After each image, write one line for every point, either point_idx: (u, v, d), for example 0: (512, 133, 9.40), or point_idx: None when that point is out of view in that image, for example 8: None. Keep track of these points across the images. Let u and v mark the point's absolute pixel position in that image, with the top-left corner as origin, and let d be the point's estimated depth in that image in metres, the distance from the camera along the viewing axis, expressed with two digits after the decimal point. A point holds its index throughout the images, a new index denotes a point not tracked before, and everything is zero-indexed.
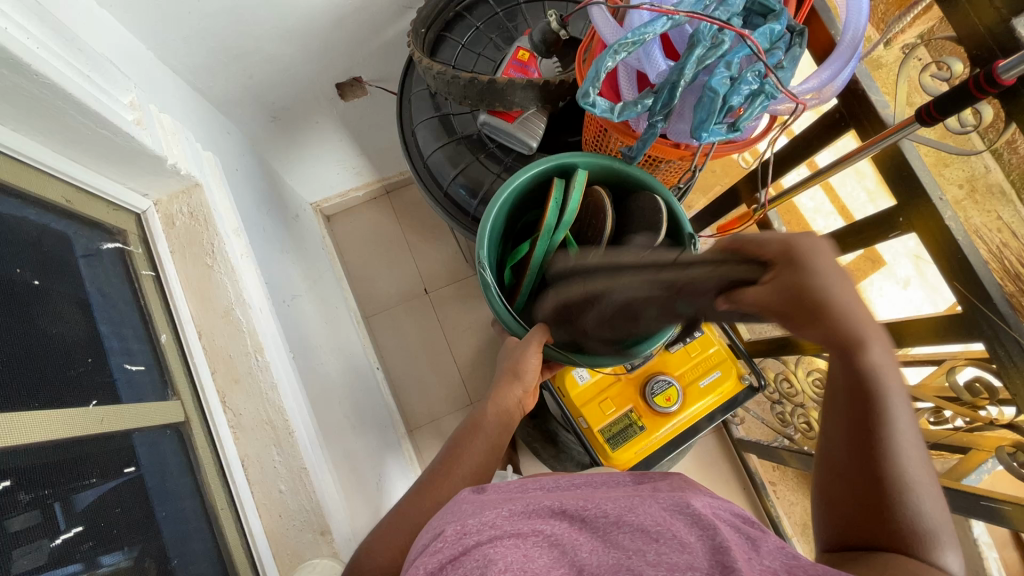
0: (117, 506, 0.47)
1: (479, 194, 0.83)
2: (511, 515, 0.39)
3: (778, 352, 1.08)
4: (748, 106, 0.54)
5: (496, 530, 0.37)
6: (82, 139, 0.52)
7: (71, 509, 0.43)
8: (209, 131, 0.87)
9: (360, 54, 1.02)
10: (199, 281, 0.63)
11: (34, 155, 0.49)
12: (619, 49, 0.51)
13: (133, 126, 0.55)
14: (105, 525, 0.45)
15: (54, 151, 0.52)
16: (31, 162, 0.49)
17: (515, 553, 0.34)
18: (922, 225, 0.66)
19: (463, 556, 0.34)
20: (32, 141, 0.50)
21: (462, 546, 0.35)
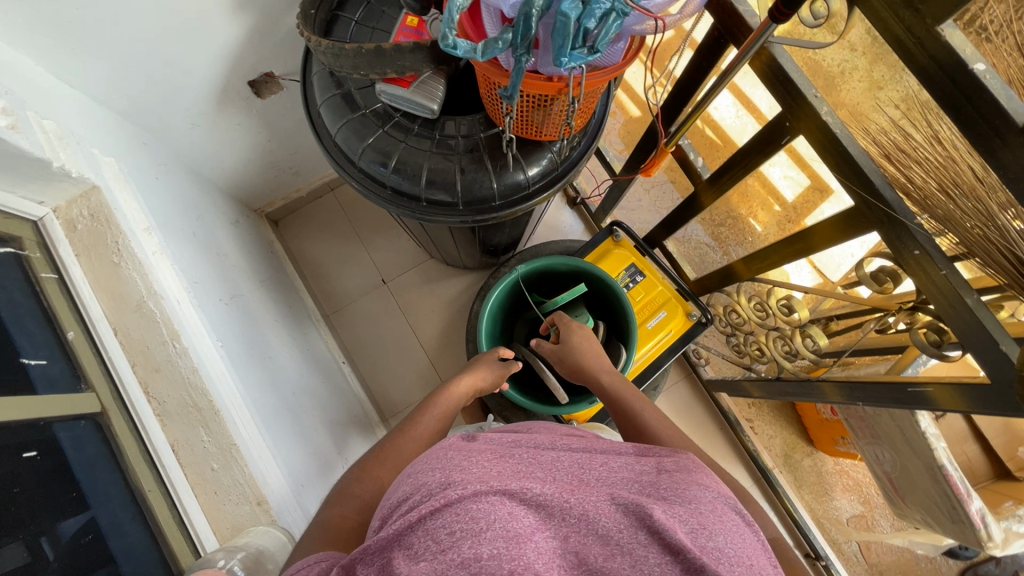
0: (15, 485, 0.47)
1: (391, 164, 0.84)
2: (480, 473, 0.44)
3: (724, 284, 1.11)
4: (603, 27, 0.55)
5: (485, 486, 0.42)
6: None
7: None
8: (114, 140, 0.87)
9: (266, 50, 1.02)
10: (107, 279, 0.64)
11: None
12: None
13: (7, 131, 0.56)
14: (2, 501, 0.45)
15: None
16: None
17: (498, 509, 0.39)
18: (805, 128, 0.67)
19: (446, 509, 0.39)
20: None
21: (444, 500, 0.40)
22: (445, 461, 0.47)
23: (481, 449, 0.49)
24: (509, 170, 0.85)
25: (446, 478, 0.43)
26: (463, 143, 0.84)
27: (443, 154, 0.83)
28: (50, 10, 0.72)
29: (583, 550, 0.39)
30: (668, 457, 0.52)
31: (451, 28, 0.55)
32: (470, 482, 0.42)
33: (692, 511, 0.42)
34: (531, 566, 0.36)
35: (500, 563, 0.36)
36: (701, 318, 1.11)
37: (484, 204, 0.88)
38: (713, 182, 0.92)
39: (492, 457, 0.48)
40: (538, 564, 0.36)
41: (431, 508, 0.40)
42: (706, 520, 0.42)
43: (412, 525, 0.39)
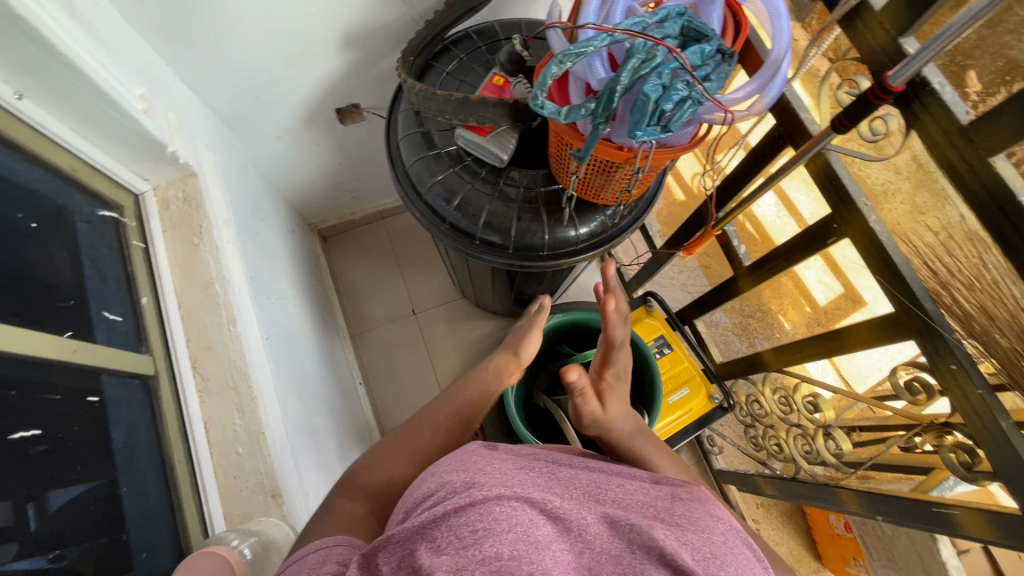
0: (75, 424, 0.50)
1: (455, 201, 0.90)
2: (506, 479, 0.46)
3: (748, 372, 1.11)
4: (678, 111, 0.62)
5: (506, 492, 0.43)
6: (97, 120, 0.59)
7: (28, 416, 0.45)
8: (211, 140, 0.96)
9: (360, 85, 1.12)
10: (184, 257, 0.69)
11: (53, 129, 0.57)
12: (564, 59, 0.60)
13: (142, 114, 0.63)
14: (60, 437, 0.48)
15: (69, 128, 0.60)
16: (48, 133, 0.57)
17: (519, 514, 0.41)
18: (852, 232, 0.71)
19: (469, 508, 0.41)
20: (51, 116, 0.57)
21: (469, 498, 0.42)
22: (468, 463, 0.49)
23: (503, 457, 0.51)
24: (562, 225, 0.90)
25: (470, 478, 0.45)
26: (523, 194, 0.89)
27: (502, 201, 0.89)
28: (193, 23, 0.83)
29: (597, 566, 0.40)
30: (681, 485, 0.52)
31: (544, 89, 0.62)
32: (495, 487, 0.44)
33: (704, 540, 0.43)
34: (547, 571, 0.37)
35: (519, 564, 0.37)
36: (723, 403, 1.10)
37: (531, 253, 0.92)
38: (754, 270, 0.95)
39: (515, 466, 0.49)
40: (554, 571, 0.38)
41: (455, 506, 0.41)
42: (717, 550, 0.43)
43: (436, 519, 0.41)
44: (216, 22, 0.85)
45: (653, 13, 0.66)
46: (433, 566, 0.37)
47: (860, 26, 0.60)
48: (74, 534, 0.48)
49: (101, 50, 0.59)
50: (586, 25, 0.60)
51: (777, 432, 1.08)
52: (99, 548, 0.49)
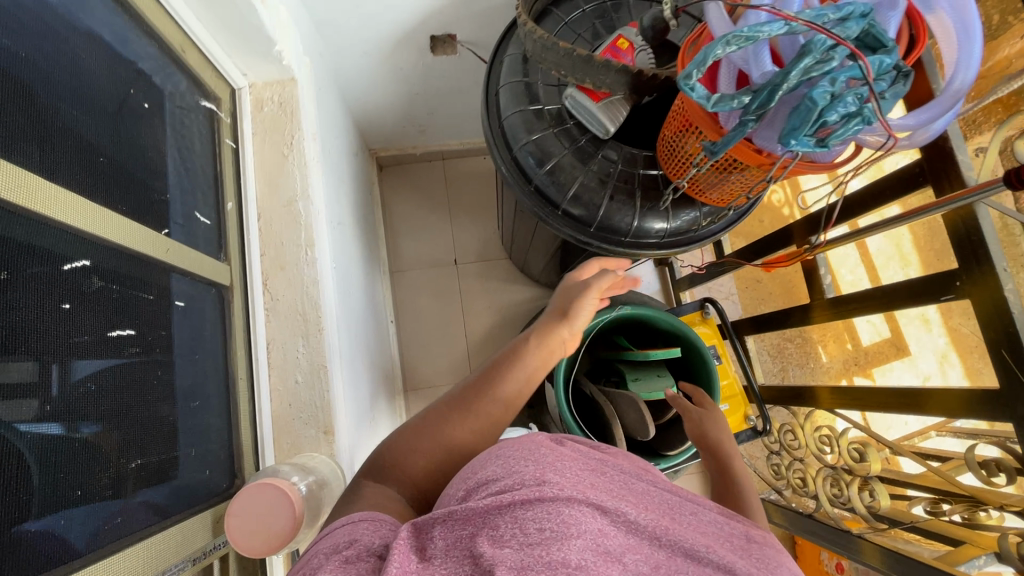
0: (162, 329, 0.48)
1: (547, 165, 0.84)
2: (574, 477, 0.44)
3: (789, 402, 1.08)
4: (841, 126, 0.55)
5: (576, 492, 0.41)
6: (214, 0, 0.54)
7: (123, 315, 0.43)
8: (305, 43, 0.90)
9: (463, 16, 1.05)
10: (271, 167, 0.65)
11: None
12: (732, 41, 0.53)
13: (259, 3, 0.58)
14: (148, 341, 0.46)
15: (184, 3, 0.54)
16: (162, 3, 0.52)
17: (590, 522, 0.39)
18: (975, 294, 0.65)
19: (539, 504, 0.39)
20: None
21: (538, 493, 0.40)
22: (536, 452, 0.47)
23: (571, 455, 0.49)
24: (652, 215, 0.84)
25: (540, 472, 0.43)
26: (620, 173, 0.84)
27: (597, 176, 0.84)
28: None
29: None
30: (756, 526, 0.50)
31: (696, 70, 0.55)
32: (564, 485, 0.42)
33: None
34: None
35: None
36: (756, 426, 1.09)
37: (612, 236, 0.87)
38: (836, 304, 0.90)
39: (584, 466, 0.47)
40: None
41: (525, 497, 0.39)
42: None
43: (503, 507, 0.39)
44: None
45: (835, 7, 0.58)
46: (494, 558, 0.35)
47: None
48: (158, 440, 0.46)
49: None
50: (765, 6, 0.53)
51: (805, 467, 1.06)
52: (172, 466, 0.48)
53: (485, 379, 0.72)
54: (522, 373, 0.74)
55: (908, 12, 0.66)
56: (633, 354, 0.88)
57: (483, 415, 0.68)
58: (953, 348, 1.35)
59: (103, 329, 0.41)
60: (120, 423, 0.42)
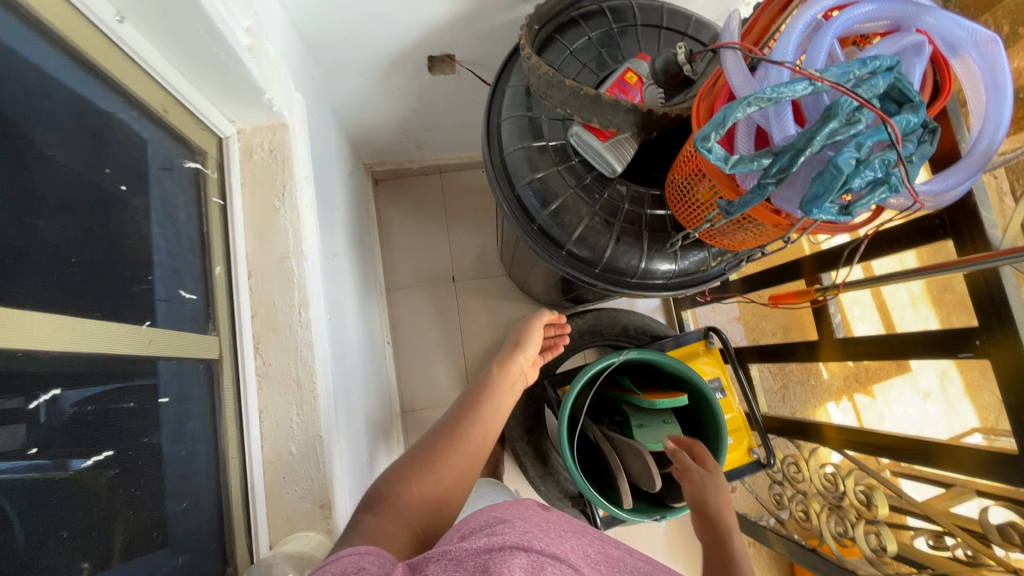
0: (143, 434, 0.45)
1: (551, 203, 0.81)
2: (555, 538, 0.46)
3: (793, 435, 1.07)
4: (867, 192, 0.52)
5: (556, 548, 0.43)
6: (197, 55, 0.50)
7: (96, 438, 0.40)
8: (296, 71, 0.86)
9: (462, 36, 1.00)
10: (262, 222, 0.61)
11: (147, 59, 0.48)
12: (753, 102, 0.50)
13: (246, 53, 0.54)
14: (130, 452, 0.44)
15: (166, 59, 0.50)
16: (141, 63, 0.48)
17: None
18: (997, 355, 0.63)
19: (523, 552, 0.40)
20: (148, 43, 0.48)
21: (524, 542, 0.42)
22: (525, 515, 0.49)
23: (553, 519, 0.51)
24: (659, 257, 0.81)
25: (526, 529, 0.45)
26: (626, 213, 0.81)
27: (602, 217, 0.80)
28: None
29: None
30: None
31: (715, 133, 0.52)
32: (546, 542, 0.43)
33: None
34: None
35: None
36: (761, 460, 1.06)
37: (618, 277, 0.84)
38: (846, 343, 0.88)
39: (564, 531, 0.49)
40: None
41: (509, 544, 0.41)
42: None
43: (491, 549, 0.40)
44: None
45: (862, 61, 0.55)
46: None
47: None
48: (144, 550, 0.44)
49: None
50: (788, 65, 0.50)
51: (808, 500, 1.05)
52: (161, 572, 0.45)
53: (461, 409, 0.75)
54: (491, 401, 0.77)
55: (932, 58, 0.63)
56: (639, 400, 0.85)
57: (468, 440, 0.71)
58: (954, 365, 1.25)
59: (74, 459, 0.39)
60: (99, 548, 0.39)
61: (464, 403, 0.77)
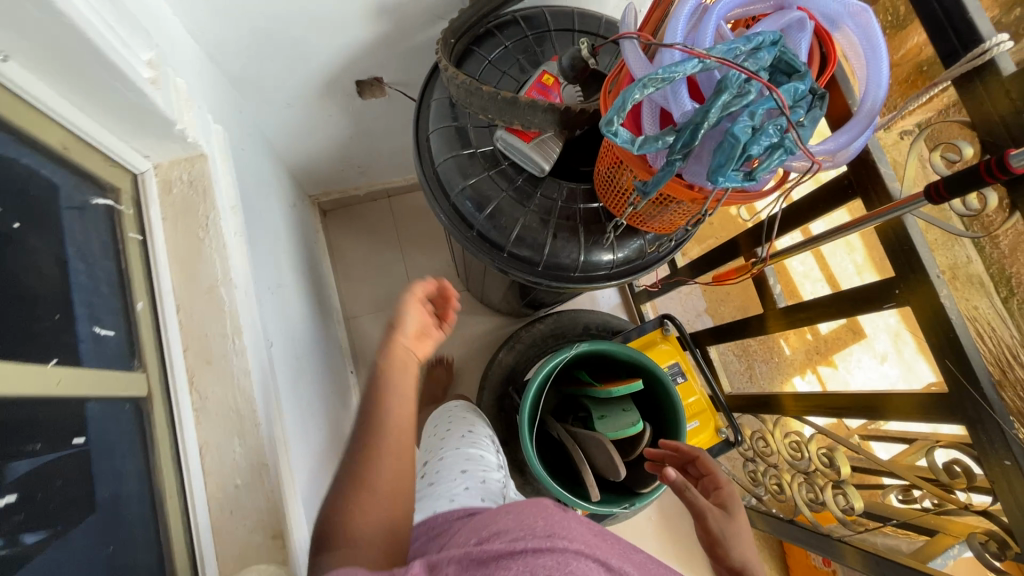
0: (59, 481, 0.43)
1: (487, 208, 0.83)
2: (579, 535, 0.50)
3: (757, 410, 1.09)
4: (767, 157, 0.55)
5: (574, 544, 0.48)
6: (96, 89, 0.50)
7: (5, 480, 0.39)
8: (218, 106, 0.86)
9: (386, 58, 1.02)
10: (186, 253, 0.61)
11: (38, 98, 0.47)
12: (648, 83, 0.53)
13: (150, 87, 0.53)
14: (41, 497, 0.42)
15: (61, 96, 0.50)
16: (34, 103, 0.47)
17: (585, 569, 0.45)
18: (915, 300, 0.66)
19: (545, 551, 0.45)
20: (38, 81, 0.47)
21: (540, 542, 0.47)
22: (549, 518, 0.53)
23: (577, 521, 0.55)
24: (598, 248, 0.83)
25: (549, 529, 0.50)
26: (561, 210, 0.83)
27: (538, 216, 0.82)
28: None
29: None
30: None
31: (616, 119, 0.55)
32: (565, 540, 0.48)
33: None
34: None
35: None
36: (729, 438, 1.08)
37: (560, 273, 0.85)
38: (788, 312, 0.91)
39: (590, 533, 0.53)
40: None
41: (533, 546, 0.46)
42: None
43: (511, 553, 0.46)
44: None
45: (745, 38, 0.58)
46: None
47: (979, 88, 0.57)
48: None
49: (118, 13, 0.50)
50: (676, 46, 0.53)
51: (779, 472, 1.07)
52: None
53: (370, 401, 0.67)
54: (392, 398, 0.66)
55: (814, 34, 0.68)
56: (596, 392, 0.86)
57: (387, 448, 0.64)
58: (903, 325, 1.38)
59: None
60: None
61: (365, 413, 0.66)
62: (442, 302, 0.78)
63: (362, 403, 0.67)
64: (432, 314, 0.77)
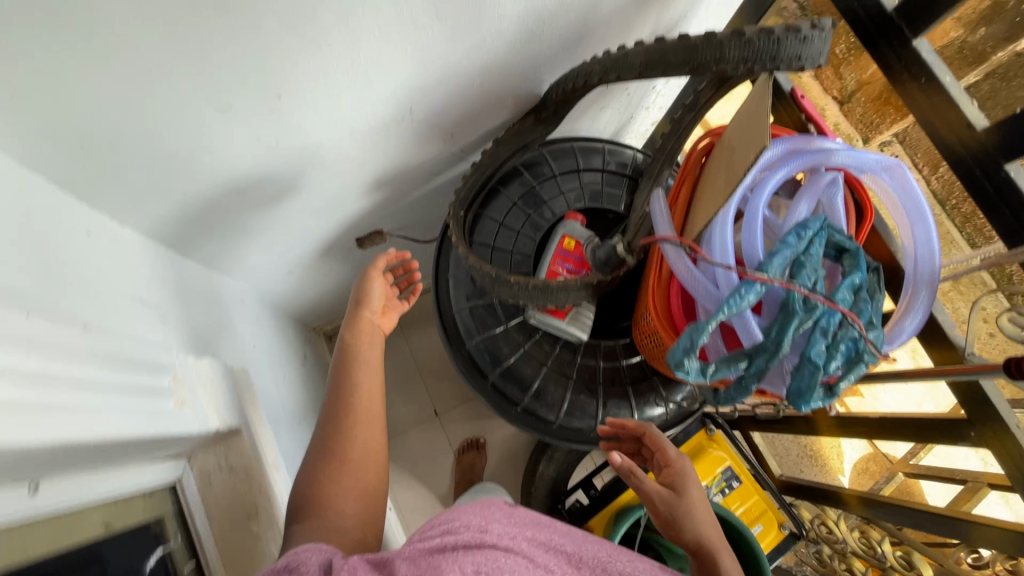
0: None
1: (530, 389, 0.78)
2: (513, 527, 0.52)
3: (816, 499, 1.07)
4: (844, 372, 0.53)
5: (506, 539, 0.50)
6: (110, 454, 0.47)
7: None
8: (223, 320, 0.80)
9: (386, 214, 0.97)
10: (244, 555, 0.62)
11: (144, 481, 0.54)
12: (713, 320, 0.51)
13: (157, 419, 0.50)
14: None
15: (144, 464, 0.55)
16: (125, 490, 0.52)
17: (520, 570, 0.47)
18: (998, 445, 0.64)
19: (476, 547, 0.47)
20: (132, 466, 0.53)
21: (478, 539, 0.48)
22: (490, 512, 0.54)
23: (517, 514, 0.56)
24: (649, 405, 0.80)
25: (485, 523, 0.51)
26: (604, 373, 0.80)
27: (584, 387, 0.79)
28: (193, 205, 0.66)
29: None
30: None
31: (691, 357, 0.52)
32: (502, 534, 0.50)
33: None
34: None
35: None
36: (794, 531, 1.07)
37: (613, 436, 0.81)
38: (843, 423, 0.89)
39: (527, 522, 0.54)
40: None
41: (464, 542, 0.47)
42: None
43: (446, 549, 0.46)
44: (222, 200, 0.68)
45: (795, 232, 0.56)
46: None
47: None
48: None
49: (80, 383, 0.43)
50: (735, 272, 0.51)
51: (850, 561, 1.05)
52: None
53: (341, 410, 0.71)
54: (359, 360, 0.76)
55: (845, 184, 0.66)
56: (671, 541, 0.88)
57: (358, 420, 0.71)
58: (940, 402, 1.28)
59: None
60: None
61: (339, 387, 0.74)
62: (405, 272, 0.88)
63: (336, 384, 0.74)
64: (383, 308, 0.84)
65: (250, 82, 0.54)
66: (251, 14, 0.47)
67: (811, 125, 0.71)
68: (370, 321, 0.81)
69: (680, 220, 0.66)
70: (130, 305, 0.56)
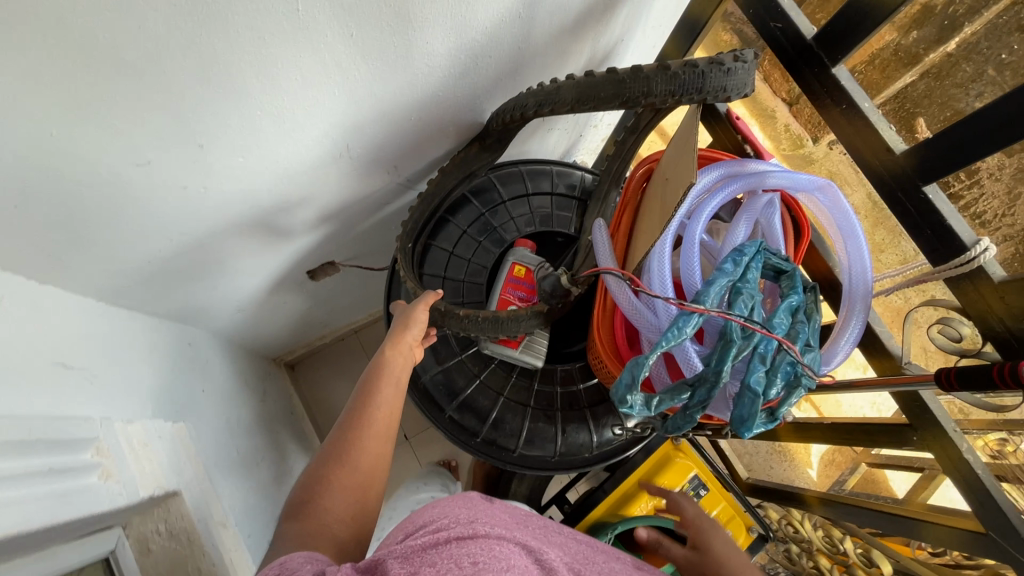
0: None
1: (489, 419, 0.77)
2: (500, 522, 0.50)
3: (782, 500, 1.10)
4: (784, 395, 0.54)
5: (498, 530, 0.47)
6: (30, 542, 0.45)
7: None
8: (165, 370, 0.77)
9: (336, 246, 0.95)
10: None
11: (76, 560, 0.51)
12: (653, 353, 0.51)
13: (81, 497, 0.48)
14: None
15: (76, 541, 0.51)
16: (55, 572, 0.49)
17: (518, 556, 0.45)
18: (939, 449, 0.67)
19: (470, 538, 0.44)
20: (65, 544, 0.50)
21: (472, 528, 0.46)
22: (472, 509, 0.52)
23: (495, 511, 0.55)
24: (608, 427, 0.80)
25: (472, 516, 0.49)
26: (562, 398, 0.79)
27: (542, 414, 0.78)
28: (120, 257, 0.63)
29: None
30: None
31: (634, 392, 0.52)
32: (493, 526, 0.48)
33: None
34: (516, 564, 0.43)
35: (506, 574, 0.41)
36: (762, 534, 1.09)
37: (574, 461, 0.81)
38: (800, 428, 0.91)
39: (506, 518, 0.53)
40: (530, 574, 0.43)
41: (457, 535, 0.44)
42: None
43: (444, 539, 0.43)
44: (151, 250, 0.65)
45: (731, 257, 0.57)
46: None
47: (969, 286, 0.57)
48: None
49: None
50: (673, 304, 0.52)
51: None
52: None
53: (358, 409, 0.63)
54: (388, 377, 0.66)
55: (781, 204, 0.67)
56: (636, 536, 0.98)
57: (373, 430, 0.62)
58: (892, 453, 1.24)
59: None
60: None
61: (362, 392, 0.65)
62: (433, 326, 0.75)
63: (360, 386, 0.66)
64: (421, 336, 0.73)
65: (167, 134, 0.52)
66: (162, 71, 0.45)
67: (748, 145, 0.74)
68: (409, 345, 0.70)
69: (623, 250, 0.66)
70: (48, 375, 0.53)
